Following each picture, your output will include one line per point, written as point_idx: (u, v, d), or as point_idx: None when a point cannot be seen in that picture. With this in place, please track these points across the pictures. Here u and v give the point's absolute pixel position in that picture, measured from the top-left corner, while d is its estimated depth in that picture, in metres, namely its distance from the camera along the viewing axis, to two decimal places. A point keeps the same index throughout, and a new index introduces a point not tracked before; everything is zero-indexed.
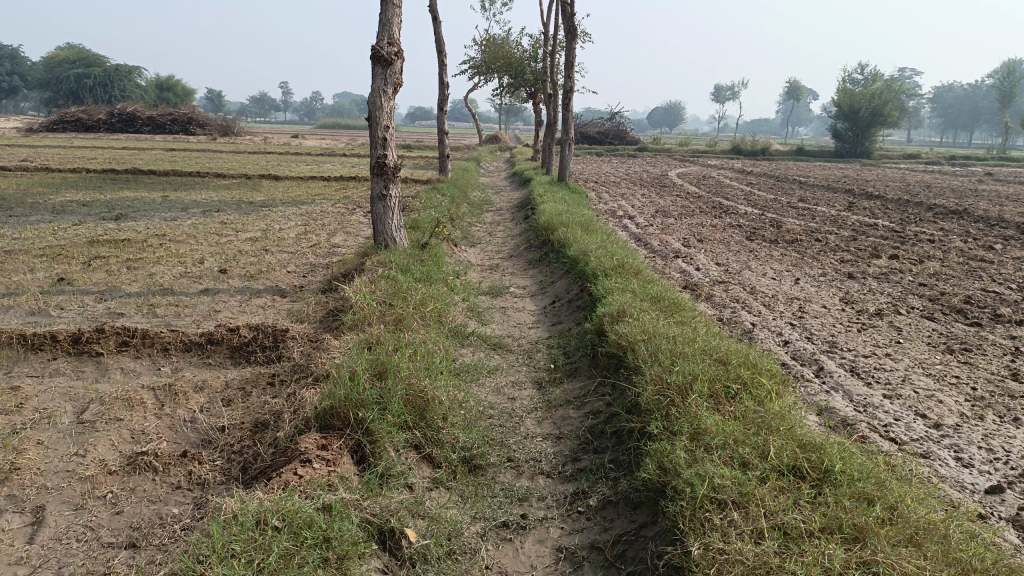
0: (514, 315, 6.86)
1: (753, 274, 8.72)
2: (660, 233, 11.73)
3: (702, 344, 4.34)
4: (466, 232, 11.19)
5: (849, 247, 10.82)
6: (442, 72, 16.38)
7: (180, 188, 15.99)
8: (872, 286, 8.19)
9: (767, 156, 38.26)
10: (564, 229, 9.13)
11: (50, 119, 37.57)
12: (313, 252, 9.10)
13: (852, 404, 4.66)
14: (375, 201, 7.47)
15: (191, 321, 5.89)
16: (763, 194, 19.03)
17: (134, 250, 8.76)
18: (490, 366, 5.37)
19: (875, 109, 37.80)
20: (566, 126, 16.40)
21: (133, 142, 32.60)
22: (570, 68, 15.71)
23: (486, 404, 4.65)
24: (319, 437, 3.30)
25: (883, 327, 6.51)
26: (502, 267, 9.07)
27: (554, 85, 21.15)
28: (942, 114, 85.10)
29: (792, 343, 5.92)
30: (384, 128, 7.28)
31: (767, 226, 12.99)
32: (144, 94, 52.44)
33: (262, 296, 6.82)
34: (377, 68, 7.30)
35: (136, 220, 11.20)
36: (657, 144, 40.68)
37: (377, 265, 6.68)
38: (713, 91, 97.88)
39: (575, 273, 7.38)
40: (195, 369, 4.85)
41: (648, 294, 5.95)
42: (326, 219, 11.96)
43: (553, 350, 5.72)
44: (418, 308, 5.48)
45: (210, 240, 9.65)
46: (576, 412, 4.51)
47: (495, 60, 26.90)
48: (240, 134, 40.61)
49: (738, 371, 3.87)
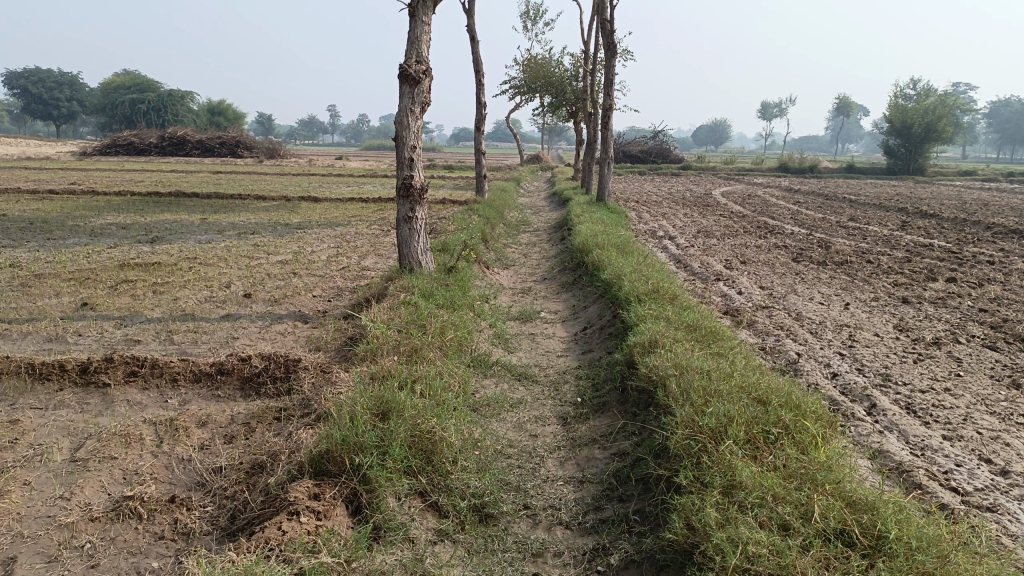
0: (543, 342, 6.54)
1: (799, 298, 8.27)
2: (702, 254, 11.33)
3: (740, 380, 3.96)
4: (500, 253, 10.93)
5: (903, 269, 10.28)
6: (480, 92, 16.25)
7: (219, 210, 16.06)
8: (929, 312, 7.67)
9: (815, 173, 37.39)
10: (599, 251, 8.79)
11: (103, 143, 38.53)
12: (341, 275, 8.92)
13: (908, 447, 4.22)
14: (401, 223, 7.23)
15: (206, 349, 5.71)
16: (810, 213, 18.43)
17: (162, 274, 8.67)
18: (513, 399, 5.04)
19: (928, 125, 36.70)
20: (606, 145, 16.11)
21: (181, 165, 33.22)
22: (609, 85, 15.43)
23: (505, 442, 4.33)
24: (312, 485, 3.02)
25: (941, 358, 6.02)
26: (534, 290, 8.78)
27: (595, 104, 20.91)
28: (999, 129, 82.68)
29: (841, 375, 5.48)
30: (411, 148, 7.05)
31: (815, 246, 12.51)
32: (195, 119, 53.70)
33: (282, 322, 6.63)
34: (404, 88, 7.09)
35: (170, 243, 11.19)
36: (702, 162, 40.11)
37: (400, 290, 6.43)
38: (760, 109, 96.68)
39: (608, 298, 7.04)
40: (202, 402, 4.63)
41: (684, 322, 5.57)
42: (359, 241, 11.82)
43: (581, 382, 5.37)
44: (437, 337, 5.19)
45: (240, 263, 9.54)
46: (602, 452, 4.16)
47: (536, 80, 26.79)
48: (287, 156, 41.19)
49: (779, 412, 3.49)
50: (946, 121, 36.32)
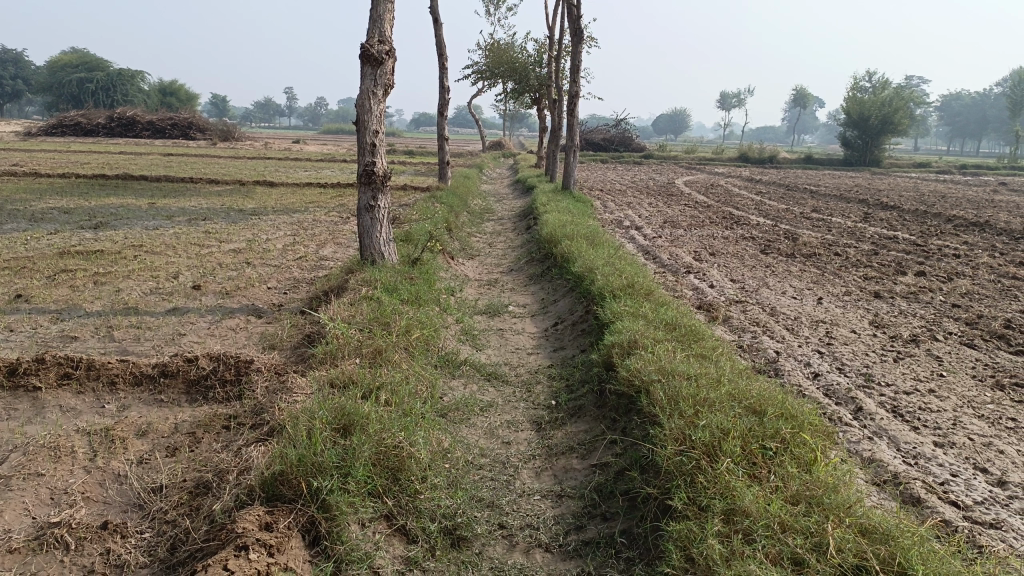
0: (513, 338, 6.23)
1: (771, 292, 8.09)
2: (670, 246, 11.11)
3: (730, 387, 3.71)
4: (465, 243, 10.58)
5: (872, 262, 10.19)
6: (443, 75, 15.79)
7: (170, 195, 15.40)
8: (902, 307, 7.55)
9: (775, 163, 37.64)
10: (568, 243, 8.49)
11: (48, 123, 37.06)
12: (298, 265, 8.49)
13: (901, 455, 4.02)
14: (362, 212, 6.83)
15: (150, 347, 5.27)
16: (774, 204, 18.42)
17: (105, 263, 8.14)
18: (483, 402, 4.73)
19: (885, 117, 37.16)
20: (571, 133, 15.79)
21: (132, 147, 32.07)
22: (575, 72, 15.11)
23: (476, 451, 4.01)
24: (264, 513, 2.66)
25: (922, 357, 5.87)
26: (500, 282, 8.46)
27: (560, 91, 20.57)
28: (950, 123, 84.49)
29: (823, 376, 5.27)
30: (373, 133, 6.65)
31: (782, 238, 12.40)
32: (146, 99, 52.03)
33: (235, 317, 6.20)
34: (366, 69, 6.68)
35: (116, 229, 10.60)
36: (663, 151, 40.10)
37: (361, 283, 6.05)
38: (719, 99, 97.30)
39: (580, 292, 6.76)
40: (143, 408, 4.23)
41: (663, 320, 5.31)
42: (317, 229, 11.35)
43: (554, 383, 5.08)
44: (402, 335, 4.84)
45: (190, 252, 9.03)
46: (581, 463, 3.88)
47: (499, 65, 26.32)
48: (241, 139, 40.09)
49: (775, 424, 3.24)
50: (902, 114, 36.83)
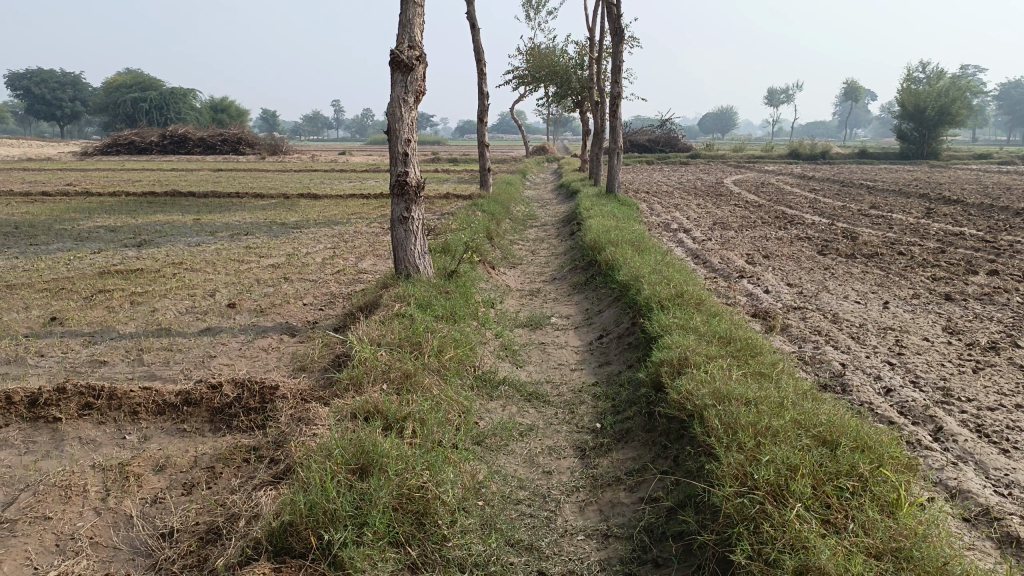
0: (555, 353, 5.89)
1: (832, 297, 7.60)
2: (720, 249, 10.65)
3: (795, 413, 3.31)
4: (507, 251, 10.28)
5: (938, 261, 9.58)
6: (482, 81, 15.55)
7: (215, 210, 15.46)
8: (977, 310, 6.99)
9: (827, 159, 36.53)
10: (612, 249, 8.12)
11: (104, 143, 38.02)
12: (335, 279, 8.29)
13: (991, 484, 3.56)
14: (395, 224, 6.56)
15: (178, 372, 5.08)
16: (828, 201, 17.71)
17: (143, 282, 8.05)
18: (523, 426, 4.40)
19: (943, 108, 35.77)
20: (615, 135, 15.37)
21: (183, 163, 32.65)
22: (617, 72, 14.72)
23: (514, 483, 3.69)
24: (271, 571, 2.38)
25: (1005, 366, 5.33)
26: (543, 292, 8.14)
27: (602, 93, 20.17)
28: (1012, 111, 81.22)
29: (896, 392, 4.81)
30: (405, 142, 6.39)
31: (840, 237, 11.81)
32: (198, 117, 53.15)
33: (267, 336, 6.00)
34: (397, 75, 6.42)
35: (158, 246, 10.58)
36: (711, 150, 39.30)
37: (395, 299, 5.78)
38: (768, 96, 95.25)
39: (626, 303, 6.39)
40: (163, 439, 4.01)
41: (715, 333, 4.91)
42: (357, 241, 11.18)
43: (600, 403, 4.73)
44: (434, 356, 4.54)
45: (228, 268, 8.91)
46: (629, 497, 3.53)
47: (540, 69, 25.97)
48: (289, 152, 40.56)
49: (849, 458, 2.84)
50: (961, 104, 35.40)
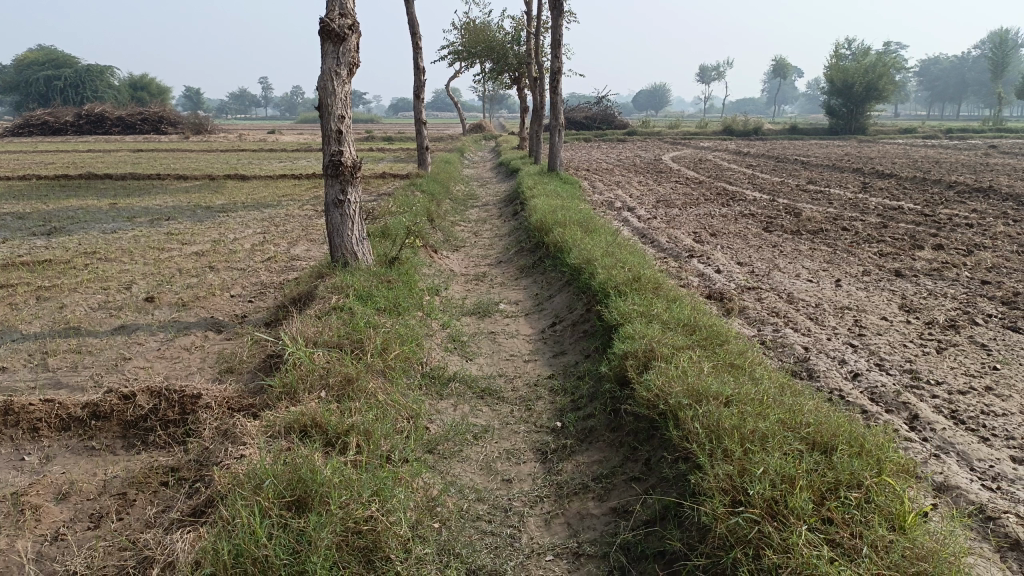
0: (506, 343, 5.53)
1: (784, 276, 7.43)
2: (667, 227, 10.44)
3: (780, 411, 3.02)
4: (449, 233, 9.84)
5: (883, 236, 9.54)
6: (417, 56, 14.95)
7: (135, 193, 14.53)
8: (929, 287, 6.90)
9: (760, 135, 36.93)
10: (560, 230, 7.78)
11: (14, 123, 35.87)
12: (266, 267, 7.75)
13: (978, 478, 3.35)
14: (330, 208, 6.07)
15: (87, 379, 4.54)
16: (767, 177, 17.80)
17: (51, 275, 7.35)
18: (478, 428, 4.03)
19: (870, 83, 36.53)
20: (555, 111, 15.01)
21: (100, 144, 31.02)
22: (556, 47, 14.33)
23: (471, 496, 3.33)
24: None
25: (967, 346, 5.19)
26: (489, 277, 7.76)
27: (540, 69, 19.76)
28: (930, 87, 83.90)
29: (863, 376, 4.61)
30: (338, 118, 5.88)
31: (783, 213, 11.74)
32: (117, 95, 50.66)
33: (190, 333, 5.47)
34: (327, 45, 5.89)
35: (70, 234, 9.79)
36: (647, 126, 39.33)
37: (331, 291, 5.30)
38: (700, 73, 96.21)
39: (579, 288, 6.06)
40: (69, 461, 3.50)
41: (678, 320, 4.62)
42: (289, 225, 10.58)
43: (558, 398, 4.40)
44: (377, 356, 4.12)
45: (147, 257, 8.24)
46: (599, 508, 3.20)
47: (476, 45, 25.41)
48: (214, 131, 38.98)
49: (848, 466, 2.56)
50: (887, 79, 36.24)
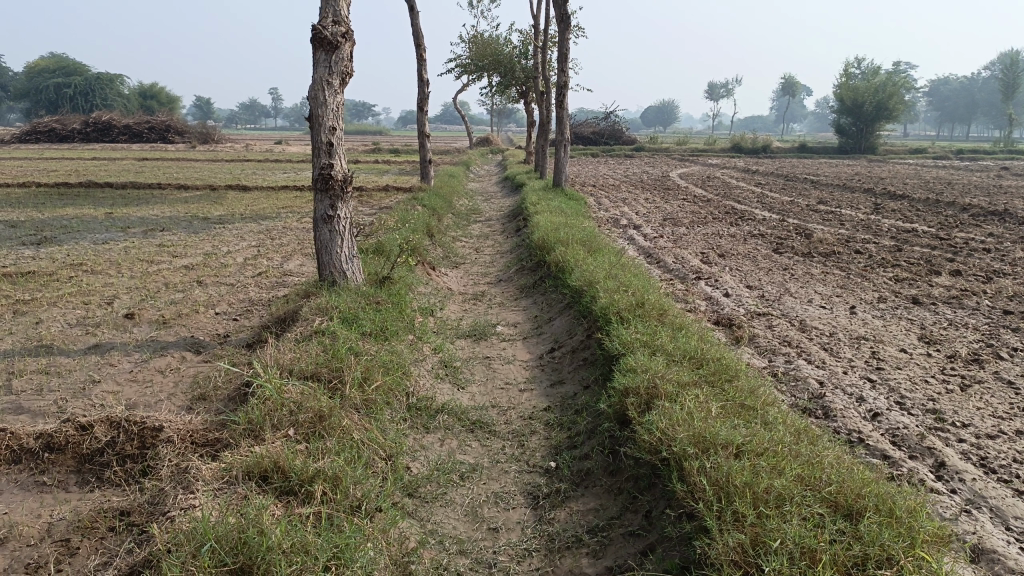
0: (501, 370, 5.21)
1: (796, 301, 7.10)
2: (674, 246, 10.14)
3: (797, 464, 2.71)
4: (448, 250, 9.56)
5: (898, 260, 9.21)
6: (422, 68, 14.71)
7: (132, 203, 14.30)
8: (949, 316, 6.56)
9: (769, 153, 36.64)
10: (562, 249, 7.48)
11: (21, 130, 35.81)
12: (256, 283, 7.45)
13: (1015, 539, 3.01)
14: (319, 224, 5.78)
15: (50, 404, 4.23)
16: (777, 196, 17.47)
17: (33, 287, 7.07)
18: (465, 466, 3.70)
19: (880, 103, 36.23)
20: (561, 126, 14.75)
21: (105, 151, 30.86)
22: (564, 61, 14.09)
23: (452, 547, 3.00)
24: None
25: (993, 383, 4.85)
26: (487, 296, 7.45)
27: (547, 83, 19.54)
28: (940, 108, 83.59)
29: (883, 415, 4.27)
30: (329, 130, 5.60)
31: (794, 234, 11.41)
32: (126, 103, 50.67)
33: (167, 354, 5.16)
34: (320, 54, 5.62)
35: (60, 244, 9.52)
36: (656, 142, 39.11)
37: (315, 313, 5.00)
38: (709, 91, 96.11)
39: (580, 311, 5.75)
40: (15, 499, 3.19)
41: (684, 351, 4.31)
42: (285, 238, 10.29)
43: (554, 433, 4.08)
44: (357, 388, 3.82)
45: (135, 270, 7.96)
46: (594, 566, 2.87)
47: (484, 58, 25.21)
48: (221, 141, 38.86)
49: (878, 537, 2.24)
50: (897, 99, 35.95)
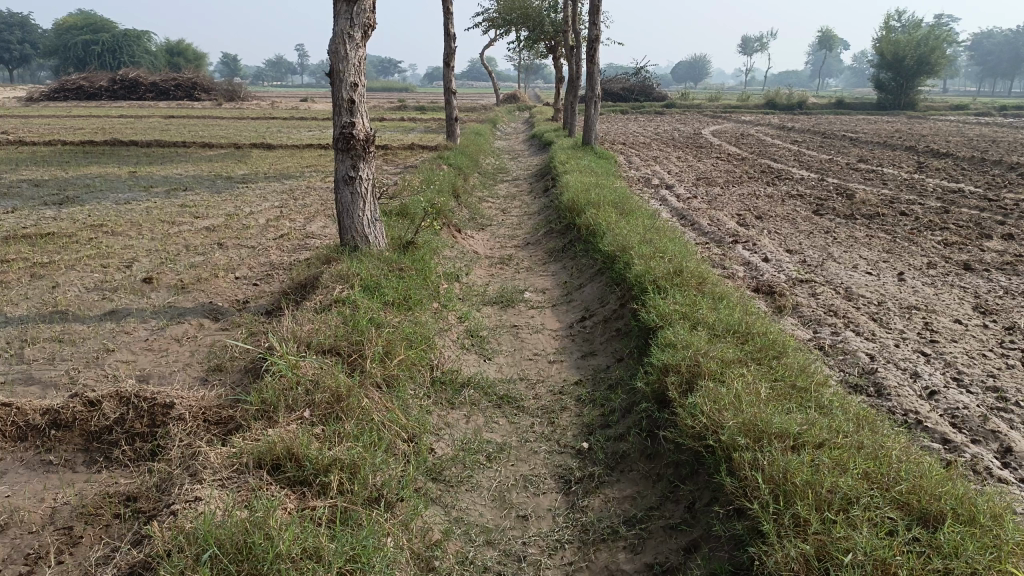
0: (530, 339, 4.96)
1: (839, 267, 6.74)
2: (709, 208, 9.75)
3: (861, 460, 2.44)
4: (475, 211, 9.27)
5: (946, 222, 8.76)
6: (448, 23, 14.26)
7: (157, 161, 14.13)
8: (1004, 284, 6.18)
9: (804, 109, 35.56)
10: (594, 211, 7.17)
11: (50, 87, 35.80)
12: (277, 246, 7.24)
13: None
14: (340, 185, 5.52)
15: (61, 375, 4.07)
16: (814, 154, 16.86)
17: (51, 249, 6.92)
18: (493, 446, 3.47)
19: (921, 57, 34.89)
20: (591, 82, 14.27)
21: (133, 109, 30.73)
22: (595, 13, 13.55)
23: (478, 537, 2.79)
24: None
25: None
26: (515, 260, 7.18)
27: (577, 37, 18.94)
28: (982, 63, 80.71)
29: (941, 394, 3.96)
30: (350, 87, 5.31)
31: (834, 194, 10.95)
32: (154, 61, 50.49)
33: (184, 321, 4.98)
34: (339, 6, 5.28)
35: (82, 205, 9.39)
36: (688, 99, 38.15)
37: (336, 280, 4.77)
38: (741, 46, 93.61)
39: (613, 278, 5.47)
40: (19, 479, 3.03)
41: (726, 324, 4.02)
42: (309, 199, 10.06)
43: (587, 410, 3.84)
44: (378, 363, 3.59)
45: (156, 232, 7.79)
46: (632, 562, 2.64)
47: (511, 12, 24.29)
48: (247, 99, 38.60)
49: (961, 550, 1.97)
50: (939, 53, 34.60)
